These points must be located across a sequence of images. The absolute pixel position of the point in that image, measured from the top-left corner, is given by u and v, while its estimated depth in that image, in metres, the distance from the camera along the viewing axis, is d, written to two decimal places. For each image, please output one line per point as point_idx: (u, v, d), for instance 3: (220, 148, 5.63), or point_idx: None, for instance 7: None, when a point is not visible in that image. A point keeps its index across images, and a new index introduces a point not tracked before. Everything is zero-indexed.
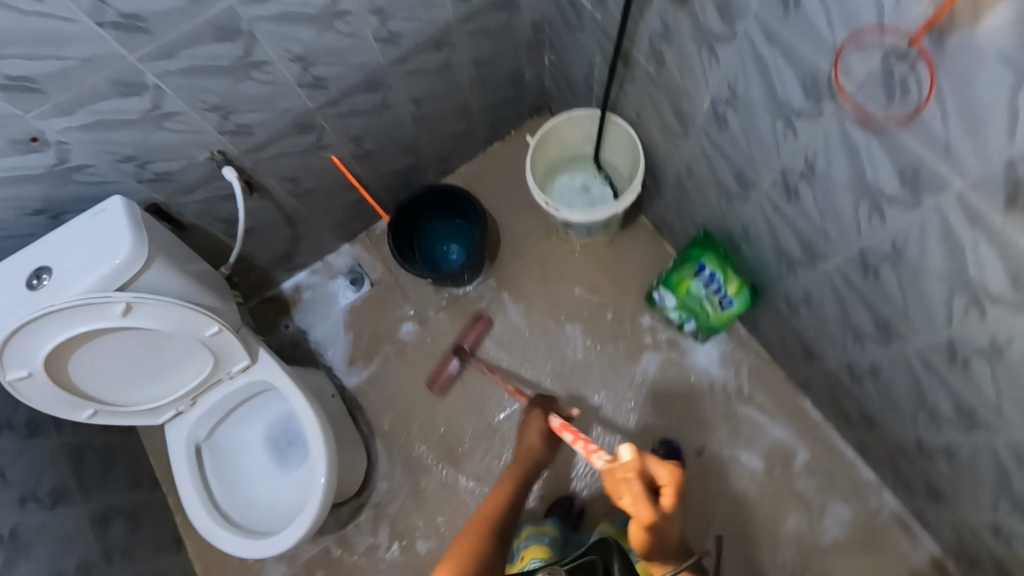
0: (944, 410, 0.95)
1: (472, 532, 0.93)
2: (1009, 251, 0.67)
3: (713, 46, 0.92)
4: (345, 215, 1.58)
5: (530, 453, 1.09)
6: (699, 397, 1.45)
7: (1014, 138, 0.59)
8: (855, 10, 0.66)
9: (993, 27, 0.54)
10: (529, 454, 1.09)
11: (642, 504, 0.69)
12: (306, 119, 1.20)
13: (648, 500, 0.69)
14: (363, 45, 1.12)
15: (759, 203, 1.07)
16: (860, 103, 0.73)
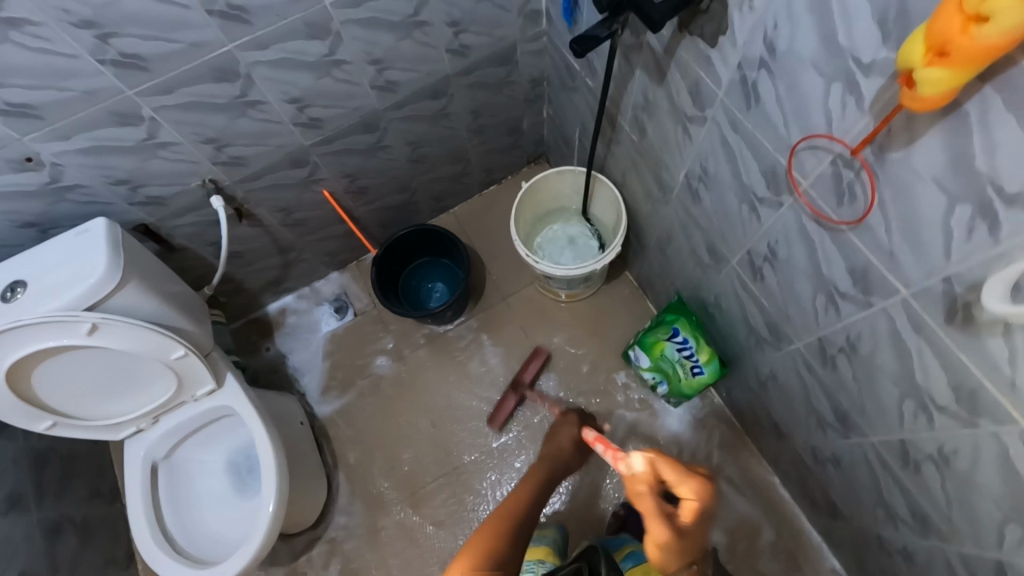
0: (900, 510, 0.93)
1: (497, 513, 0.90)
2: (951, 365, 0.67)
3: (687, 126, 0.94)
4: (336, 245, 1.61)
5: (559, 456, 1.07)
6: None
7: (950, 258, 0.59)
8: (807, 115, 0.67)
9: (926, 151, 0.56)
10: (559, 454, 1.07)
11: (654, 517, 0.69)
12: (300, 155, 1.24)
13: (661, 512, 0.69)
14: (359, 92, 1.16)
15: (730, 278, 1.08)
16: (812, 200, 0.74)
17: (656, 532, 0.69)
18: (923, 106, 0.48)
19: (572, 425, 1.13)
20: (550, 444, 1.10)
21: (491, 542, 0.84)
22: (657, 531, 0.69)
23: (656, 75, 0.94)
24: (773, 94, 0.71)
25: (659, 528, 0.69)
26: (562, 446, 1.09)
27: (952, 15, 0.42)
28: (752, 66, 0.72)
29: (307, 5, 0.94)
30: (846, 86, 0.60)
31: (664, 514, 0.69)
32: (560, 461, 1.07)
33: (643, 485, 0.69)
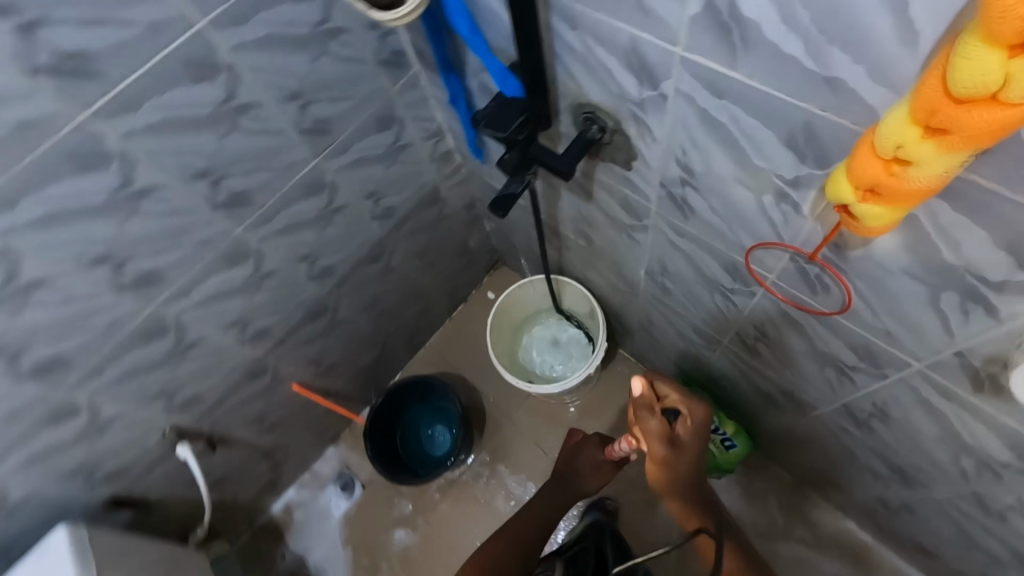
0: (999, 552, 0.84)
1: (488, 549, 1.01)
2: (998, 426, 0.61)
3: (630, 232, 0.91)
4: (322, 424, 1.53)
5: (569, 466, 1.12)
6: None
7: (953, 336, 0.55)
8: (748, 222, 0.64)
9: (887, 250, 0.52)
10: (567, 471, 1.11)
11: (654, 441, 0.81)
12: (256, 365, 1.18)
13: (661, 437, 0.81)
14: (297, 288, 1.13)
15: (726, 353, 1.03)
16: (783, 288, 0.70)
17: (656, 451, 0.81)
18: (872, 231, 0.45)
19: (592, 447, 1.11)
20: (567, 456, 1.13)
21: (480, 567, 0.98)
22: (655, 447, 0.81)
23: (582, 194, 0.93)
24: (705, 205, 0.68)
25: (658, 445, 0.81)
26: (576, 469, 1.11)
27: (869, 159, 0.39)
28: (675, 184, 0.70)
29: (218, 241, 0.92)
30: (777, 196, 0.57)
31: (663, 439, 0.81)
32: (567, 478, 1.10)
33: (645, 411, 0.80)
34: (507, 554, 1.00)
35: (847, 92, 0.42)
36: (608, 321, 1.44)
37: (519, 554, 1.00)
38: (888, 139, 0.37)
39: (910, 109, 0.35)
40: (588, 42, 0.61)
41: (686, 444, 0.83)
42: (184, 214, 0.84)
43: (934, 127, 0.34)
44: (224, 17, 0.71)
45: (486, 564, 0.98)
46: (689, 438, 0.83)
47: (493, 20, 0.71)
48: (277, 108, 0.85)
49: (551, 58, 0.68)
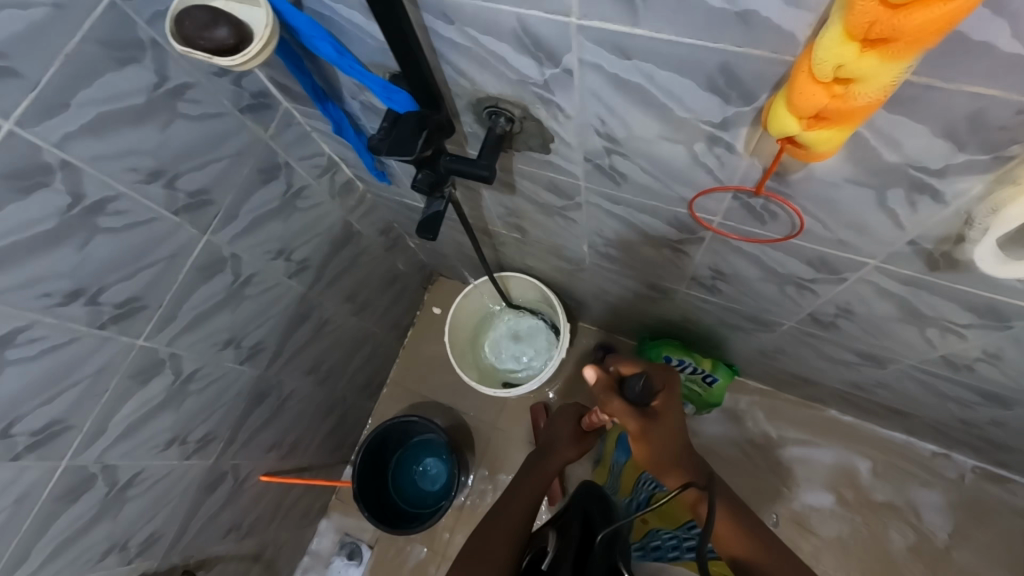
0: (971, 396, 0.91)
1: (487, 530, 0.86)
2: (955, 294, 0.64)
3: (563, 214, 0.88)
4: (306, 502, 1.42)
5: (553, 443, 1.06)
6: (739, 467, 1.32)
7: (903, 227, 0.56)
8: (682, 174, 0.63)
9: (830, 166, 0.51)
10: (552, 439, 1.07)
11: (626, 414, 0.78)
12: (212, 474, 1.05)
13: (634, 411, 0.78)
14: (230, 378, 1.01)
15: (686, 299, 1.03)
16: (731, 227, 0.70)
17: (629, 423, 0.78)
18: (824, 154, 0.43)
19: (569, 415, 1.10)
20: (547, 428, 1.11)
21: (476, 547, 0.84)
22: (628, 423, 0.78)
23: (504, 188, 0.88)
24: (634, 168, 0.66)
25: (628, 414, 0.78)
26: (556, 438, 1.07)
27: (810, 86, 0.37)
28: (599, 155, 0.66)
29: (120, 362, 0.79)
30: (708, 142, 0.56)
31: (634, 411, 0.78)
32: (553, 448, 1.06)
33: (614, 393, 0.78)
34: (494, 534, 0.86)
35: (763, 23, 0.40)
36: (560, 300, 1.42)
37: (507, 536, 0.85)
38: (827, 62, 0.35)
39: (846, 25, 0.32)
40: (472, 33, 0.55)
41: (661, 411, 0.80)
42: (68, 346, 0.71)
43: (875, 39, 0.32)
44: (35, 110, 0.58)
45: (474, 550, 0.83)
46: (661, 405, 0.80)
47: (357, 35, 0.63)
48: (139, 194, 0.73)
49: (434, 60, 0.62)
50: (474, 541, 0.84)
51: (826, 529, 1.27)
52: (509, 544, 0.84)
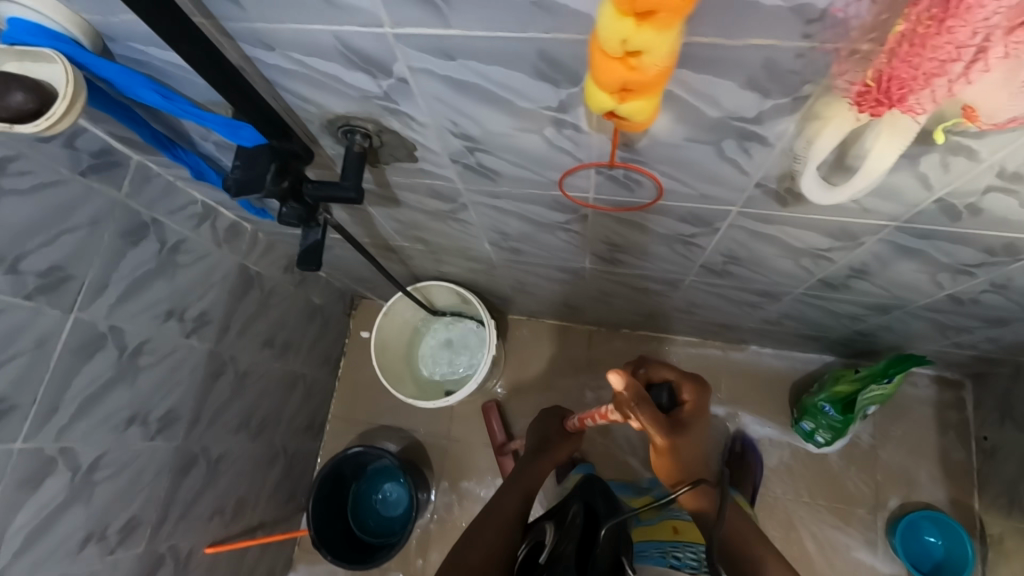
0: (857, 310, 0.99)
1: (483, 522, 0.86)
2: (812, 224, 0.69)
3: (454, 217, 0.88)
4: (267, 561, 1.36)
5: (543, 444, 1.11)
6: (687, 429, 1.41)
7: (746, 174, 0.60)
8: (546, 160, 0.64)
9: (664, 130, 0.54)
10: (541, 440, 1.11)
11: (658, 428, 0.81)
12: (146, 562, 0.98)
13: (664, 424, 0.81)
14: (143, 457, 0.93)
15: (594, 275, 1.06)
16: (606, 201, 0.72)
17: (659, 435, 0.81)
18: (644, 122, 0.45)
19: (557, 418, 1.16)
20: (535, 432, 1.15)
21: (474, 538, 0.83)
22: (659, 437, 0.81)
23: (390, 203, 0.87)
24: (500, 162, 0.66)
25: (660, 426, 0.81)
26: (548, 437, 1.12)
27: (606, 64, 0.39)
28: (464, 155, 0.67)
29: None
30: (556, 126, 0.57)
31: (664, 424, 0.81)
32: (544, 449, 1.09)
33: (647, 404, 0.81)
34: (486, 529, 0.84)
35: (556, 8, 0.41)
36: (484, 298, 1.43)
37: (499, 530, 0.85)
38: (611, 39, 0.36)
39: (615, 2, 0.34)
40: (297, 57, 0.53)
41: (687, 421, 0.84)
42: None
43: (643, 12, 0.33)
44: None
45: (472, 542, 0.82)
46: (689, 416, 0.85)
47: (182, 76, 0.60)
48: None
49: (269, 90, 0.59)
50: (467, 541, 0.82)
51: (769, 457, 1.36)
52: (503, 541, 0.83)
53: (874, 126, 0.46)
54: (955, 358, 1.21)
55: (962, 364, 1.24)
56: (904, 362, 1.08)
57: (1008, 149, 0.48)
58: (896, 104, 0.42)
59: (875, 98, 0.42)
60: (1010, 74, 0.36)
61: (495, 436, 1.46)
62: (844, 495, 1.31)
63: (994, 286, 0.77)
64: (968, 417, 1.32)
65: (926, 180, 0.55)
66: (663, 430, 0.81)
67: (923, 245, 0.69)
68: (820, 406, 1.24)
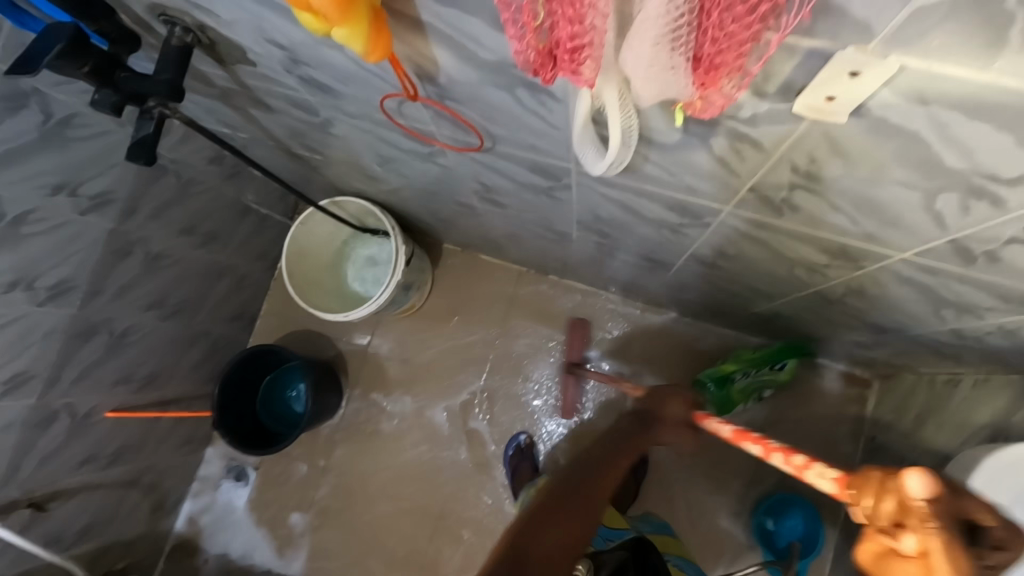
0: (743, 291, 0.97)
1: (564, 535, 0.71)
2: (651, 196, 0.65)
3: (329, 131, 0.85)
4: (183, 431, 1.48)
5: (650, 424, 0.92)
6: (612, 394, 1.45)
7: (557, 129, 0.55)
8: (366, 83, 0.60)
9: (448, 66, 0.50)
10: (656, 420, 0.92)
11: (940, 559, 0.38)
12: (40, 414, 1.07)
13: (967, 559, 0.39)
14: (31, 320, 0.99)
15: (490, 214, 1.04)
16: (448, 138, 0.68)
17: (917, 540, 0.39)
18: (374, 54, 0.43)
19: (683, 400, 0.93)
20: (644, 404, 0.96)
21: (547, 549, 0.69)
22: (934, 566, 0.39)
23: (265, 106, 0.84)
24: (328, 78, 0.63)
25: (943, 539, 0.39)
26: (657, 418, 0.92)
27: None
28: (292, 66, 0.63)
29: None
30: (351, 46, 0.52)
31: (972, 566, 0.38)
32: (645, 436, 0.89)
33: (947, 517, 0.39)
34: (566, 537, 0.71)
35: None
36: (412, 221, 1.42)
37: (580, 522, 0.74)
38: None
39: None
40: None
41: None
42: None
43: None
44: None
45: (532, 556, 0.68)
46: None
47: None
48: None
49: None
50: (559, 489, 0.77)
51: None
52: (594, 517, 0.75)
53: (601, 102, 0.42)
54: (860, 356, 1.18)
55: (868, 363, 1.22)
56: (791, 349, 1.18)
57: (788, 142, 0.44)
58: (560, 67, 0.36)
59: (542, 63, 0.36)
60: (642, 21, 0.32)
61: (569, 351, 1.44)
62: (724, 467, 1.34)
63: (851, 290, 0.73)
64: (865, 415, 1.31)
65: (728, 165, 0.50)
66: (945, 534, 0.39)
67: (765, 235, 0.65)
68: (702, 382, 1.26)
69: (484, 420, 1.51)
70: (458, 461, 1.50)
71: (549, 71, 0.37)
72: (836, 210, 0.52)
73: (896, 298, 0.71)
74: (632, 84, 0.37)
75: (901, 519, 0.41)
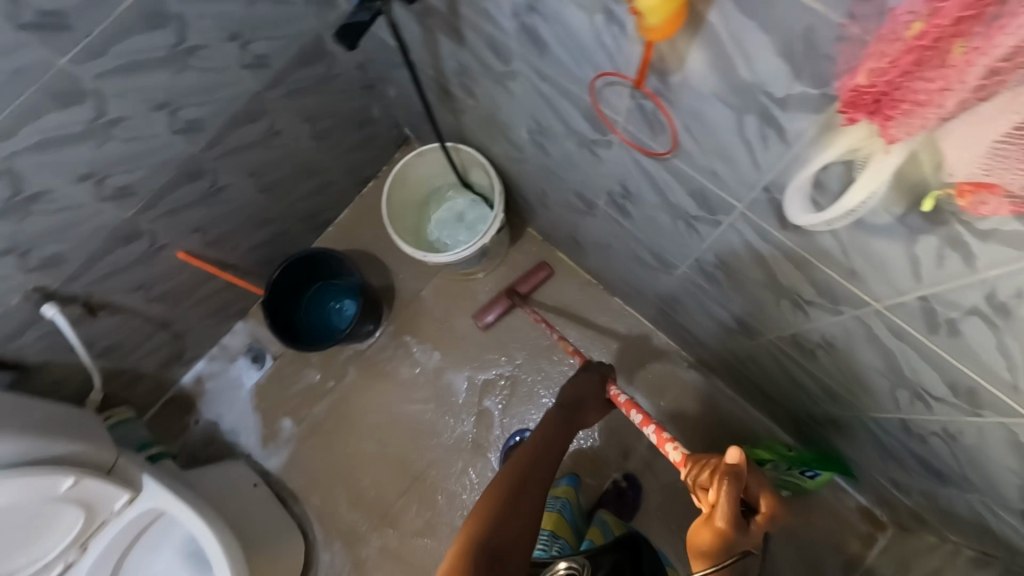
0: (817, 391, 0.95)
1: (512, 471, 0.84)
2: (802, 264, 0.65)
3: (504, 82, 0.87)
4: (227, 299, 1.52)
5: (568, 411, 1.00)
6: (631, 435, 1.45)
7: (759, 169, 0.56)
8: (590, 54, 0.62)
9: (696, 69, 0.51)
10: (574, 403, 1.02)
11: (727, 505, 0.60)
12: (126, 229, 1.12)
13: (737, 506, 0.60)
14: (160, 143, 1.04)
15: (605, 219, 1.04)
16: (631, 133, 0.69)
17: (714, 493, 0.61)
18: (646, 33, 0.47)
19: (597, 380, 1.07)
20: (567, 387, 1.06)
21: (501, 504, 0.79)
22: (715, 512, 0.61)
23: (456, 37, 0.86)
24: (552, 35, 0.64)
25: (732, 492, 0.60)
26: (581, 401, 1.03)
27: None
28: (523, 11, 0.65)
29: (37, 73, 0.81)
30: (606, 16, 0.54)
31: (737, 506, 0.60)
32: (574, 409, 1.01)
33: (736, 482, 0.61)
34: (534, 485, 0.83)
35: None
36: (513, 195, 1.43)
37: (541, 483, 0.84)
38: None
39: None
40: None
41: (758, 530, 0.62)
42: None
43: None
44: None
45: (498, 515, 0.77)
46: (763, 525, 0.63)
47: None
48: None
49: None
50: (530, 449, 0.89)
51: (668, 474, 1.37)
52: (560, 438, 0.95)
53: (868, 162, 0.43)
54: (889, 497, 1.15)
55: (894, 508, 1.19)
56: (833, 463, 1.15)
57: (1005, 270, 0.43)
58: (874, 113, 0.39)
59: (858, 104, 0.40)
60: (1002, 109, 0.33)
61: (522, 283, 1.53)
62: None
63: (946, 432, 0.72)
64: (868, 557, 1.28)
65: (917, 267, 0.50)
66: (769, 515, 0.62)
67: (896, 345, 0.64)
68: None
69: (496, 404, 1.52)
70: (458, 432, 1.52)
71: (859, 113, 0.40)
72: (1001, 352, 0.51)
73: (992, 457, 0.69)
74: (936, 153, 0.39)
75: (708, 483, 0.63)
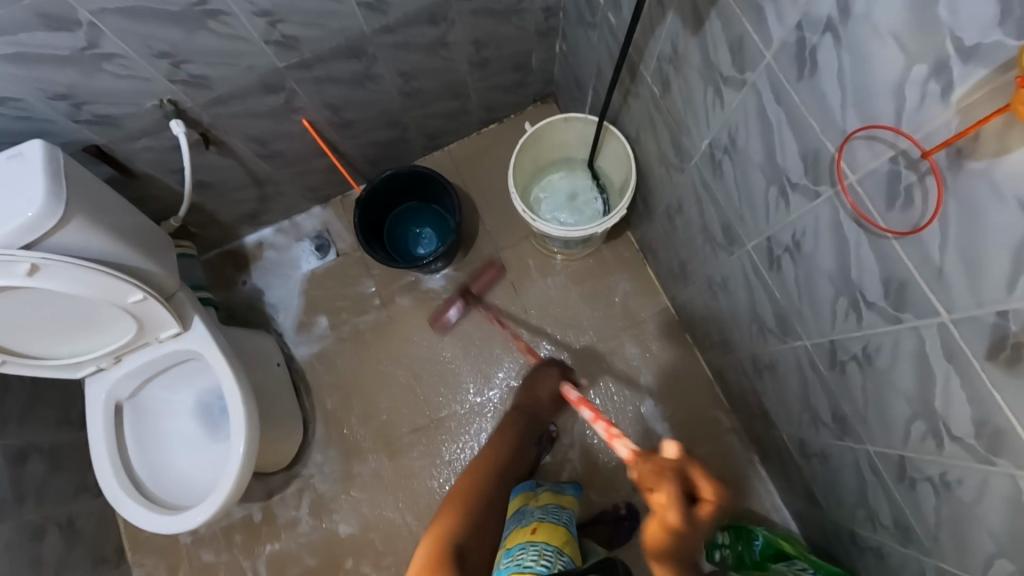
0: (883, 517, 0.91)
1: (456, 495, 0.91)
2: (983, 404, 0.59)
3: (719, 87, 0.81)
4: (320, 180, 1.49)
5: (532, 406, 1.05)
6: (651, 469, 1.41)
7: (1012, 294, 0.51)
8: (873, 100, 0.56)
9: (1017, 165, 0.45)
10: (531, 405, 1.05)
11: (671, 502, 0.63)
12: (273, 79, 1.09)
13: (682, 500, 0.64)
14: (343, 9, 1.00)
15: (741, 260, 0.99)
16: (858, 196, 0.64)
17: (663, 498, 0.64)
18: (1012, 105, 0.42)
19: (554, 377, 1.07)
20: (524, 390, 1.07)
21: (457, 505, 0.89)
22: (667, 510, 0.63)
23: (691, 21, 0.80)
24: (834, 64, 0.59)
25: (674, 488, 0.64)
26: (535, 399, 1.06)
27: None
28: (814, 29, 0.59)
29: None
30: (933, 71, 0.49)
31: (683, 499, 0.64)
32: (532, 413, 1.05)
33: (677, 476, 0.65)
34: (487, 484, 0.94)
35: None
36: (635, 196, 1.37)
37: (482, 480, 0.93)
38: None
39: None
40: None
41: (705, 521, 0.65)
42: None
43: None
44: None
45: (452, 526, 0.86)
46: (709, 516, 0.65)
47: None
48: None
49: None
50: (473, 476, 0.94)
51: None
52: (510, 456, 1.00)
53: None
54: None
55: None
56: None
57: None
58: None
59: None
60: None
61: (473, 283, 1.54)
62: None
63: None
64: None
65: None
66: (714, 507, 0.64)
67: None
68: (752, 535, 1.24)
69: None
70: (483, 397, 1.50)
71: None
72: None
73: None
74: None
75: (655, 487, 0.65)
